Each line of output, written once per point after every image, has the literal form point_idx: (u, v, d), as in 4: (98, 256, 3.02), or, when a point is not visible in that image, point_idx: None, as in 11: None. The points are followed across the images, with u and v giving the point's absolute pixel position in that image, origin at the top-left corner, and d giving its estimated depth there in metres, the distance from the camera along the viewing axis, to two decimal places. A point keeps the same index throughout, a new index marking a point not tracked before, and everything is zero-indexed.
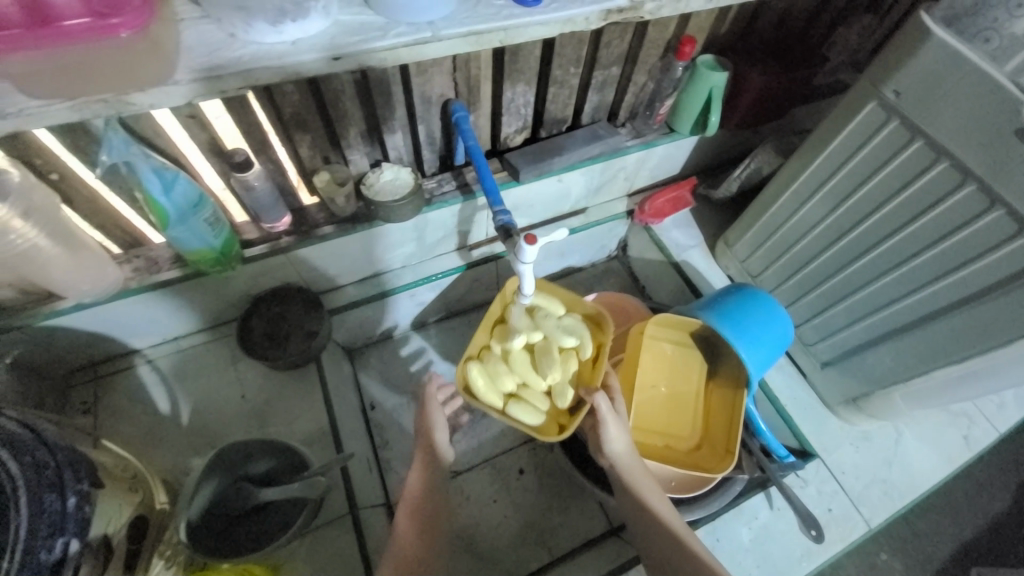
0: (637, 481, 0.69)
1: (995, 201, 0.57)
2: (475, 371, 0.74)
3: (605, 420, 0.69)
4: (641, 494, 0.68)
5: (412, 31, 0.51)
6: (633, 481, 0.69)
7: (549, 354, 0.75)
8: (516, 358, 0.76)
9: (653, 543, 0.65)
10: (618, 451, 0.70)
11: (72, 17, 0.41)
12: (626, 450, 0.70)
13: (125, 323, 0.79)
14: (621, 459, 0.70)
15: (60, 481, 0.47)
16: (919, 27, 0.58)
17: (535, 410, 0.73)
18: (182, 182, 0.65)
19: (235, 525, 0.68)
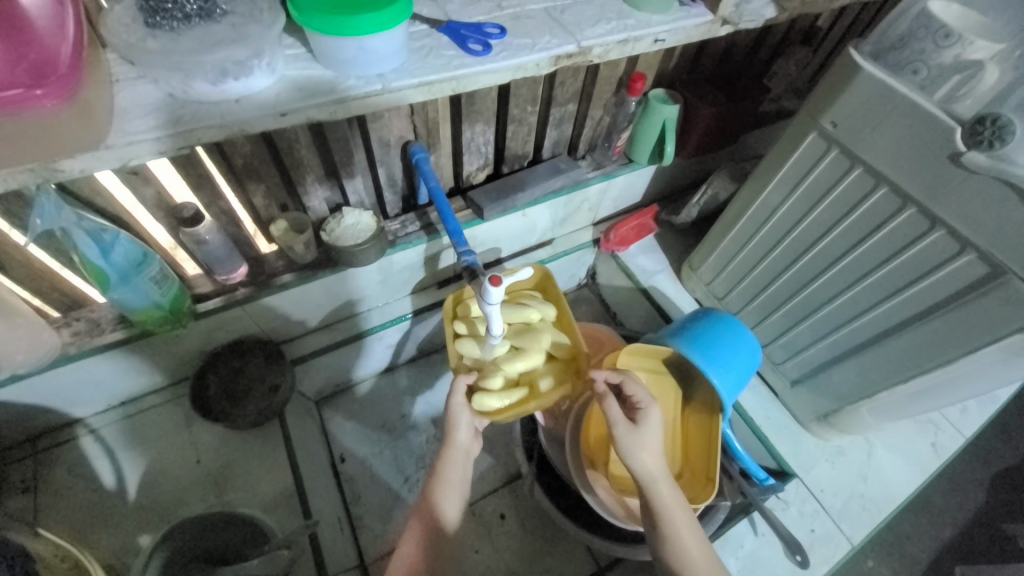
0: (666, 506, 0.62)
1: (935, 222, 0.60)
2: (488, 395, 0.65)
3: (643, 436, 0.65)
4: (670, 523, 0.62)
5: (363, 83, 0.51)
6: (665, 508, 0.62)
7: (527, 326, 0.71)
8: (506, 352, 0.69)
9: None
10: (648, 468, 0.64)
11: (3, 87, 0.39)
12: (658, 471, 0.64)
13: (65, 392, 0.73)
14: (651, 478, 0.63)
15: None
16: (848, 64, 0.62)
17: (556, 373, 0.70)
18: (123, 241, 0.62)
19: None
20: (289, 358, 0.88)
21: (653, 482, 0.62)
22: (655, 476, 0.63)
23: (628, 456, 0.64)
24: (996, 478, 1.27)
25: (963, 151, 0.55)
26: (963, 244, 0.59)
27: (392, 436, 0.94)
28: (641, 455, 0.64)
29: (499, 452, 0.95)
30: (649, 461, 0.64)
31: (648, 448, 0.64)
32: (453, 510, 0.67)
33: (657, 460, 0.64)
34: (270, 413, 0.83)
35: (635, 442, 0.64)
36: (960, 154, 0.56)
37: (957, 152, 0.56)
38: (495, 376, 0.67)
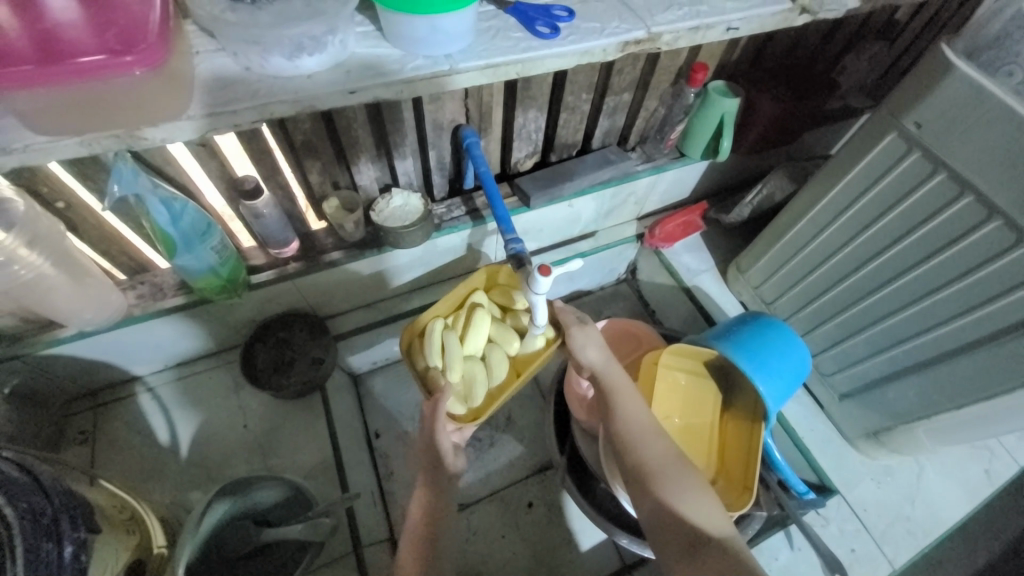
0: (614, 386, 0.66)
1: (1022, 237, 0.56)
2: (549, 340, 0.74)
3: (578, 326, 0.69)
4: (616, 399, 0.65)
5: (430, 64, 0.50)
6: (613, 386, 0.66)
7: (468, 326, 0.76)
8: (498, 346, 0.76)
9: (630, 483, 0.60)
10: (595, 359, 0.68)
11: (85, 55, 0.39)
12: (602, 359, 0.68)
13: (127, 350, 0.77)
14: (600, 369, 0.67)
15: (57, 529, 0.45)
16: (939, 61, 0.58)
17: (508, 291, 0.79)
18: (190, 211, 0.64)
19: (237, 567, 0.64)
20: (332, 334, 0.90)
21: (600, 366, 0.67)
22: (605, 367, 0.68)
23: (578, 346, 0.68)
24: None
25: None
26: None
27: None
28: (592, 347, 0.68)
29: (530, 441, 0.95)
30: (600, 355, 0.68)
31: (600, 342, 0.69)
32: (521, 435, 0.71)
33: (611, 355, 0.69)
34: (312, 385, 0.86)
35: (585, 336, 0.69)
36: None
37: None
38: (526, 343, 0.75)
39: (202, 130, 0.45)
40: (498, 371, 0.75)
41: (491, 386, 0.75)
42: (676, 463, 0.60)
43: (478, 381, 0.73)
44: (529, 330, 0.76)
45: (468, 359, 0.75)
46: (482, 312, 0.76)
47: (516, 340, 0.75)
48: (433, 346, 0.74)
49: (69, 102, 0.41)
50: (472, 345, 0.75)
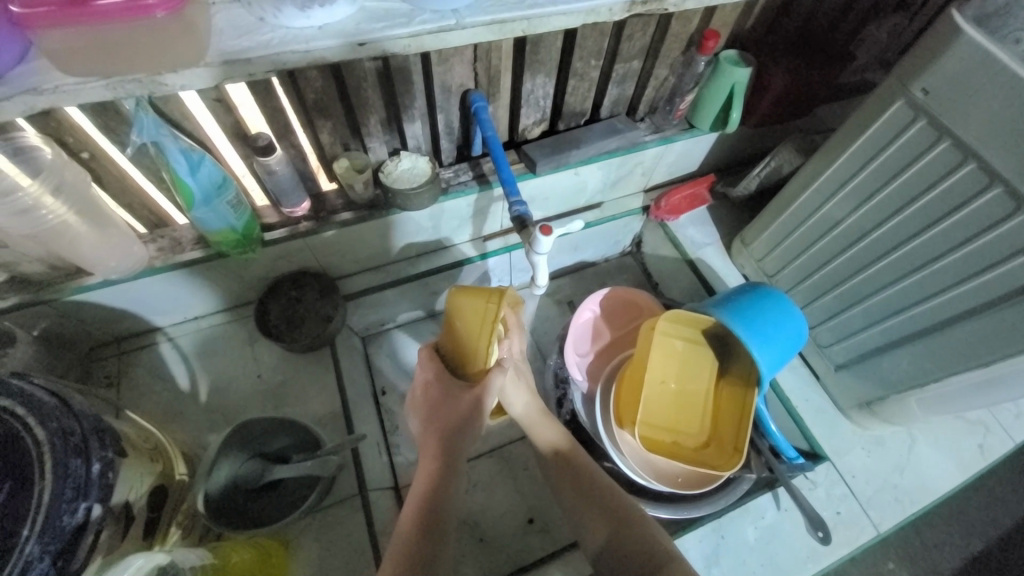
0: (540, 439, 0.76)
1: (1022, 204, 0.56)
2: None
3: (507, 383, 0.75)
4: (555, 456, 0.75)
5: (437, 18, 0.51)
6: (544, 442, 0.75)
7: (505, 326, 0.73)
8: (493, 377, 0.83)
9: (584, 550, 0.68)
10: (523, 413, 0.77)
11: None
12: (528, 410, 0.77)
13: (148, 300, 0.81)
14: (527, 421, 0.77)
15: (85, 448, 0.47)
16: (951, 25, 0.57)
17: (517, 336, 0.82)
18: (208, 164, 0.67)
19: (246, 504, 0.69)
20: (341, 293, 0.93)
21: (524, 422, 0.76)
22: (528, 412, 0.77)
23: (508, 403, 0.78)
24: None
25: None
26: None
27: None
28: (518, 399, 0.77)
29: None
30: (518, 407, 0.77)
31: (521, 392, 0.77)
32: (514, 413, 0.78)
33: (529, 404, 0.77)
34: (322, 341, 0.90)
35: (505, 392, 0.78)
36: None
37: None
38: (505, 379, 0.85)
39: (218, 78, 0.48)
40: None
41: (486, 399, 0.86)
42: (610, 493, 0.69)
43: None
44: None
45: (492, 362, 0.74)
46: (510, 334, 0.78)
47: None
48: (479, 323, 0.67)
49: (90, 45, 0.44)
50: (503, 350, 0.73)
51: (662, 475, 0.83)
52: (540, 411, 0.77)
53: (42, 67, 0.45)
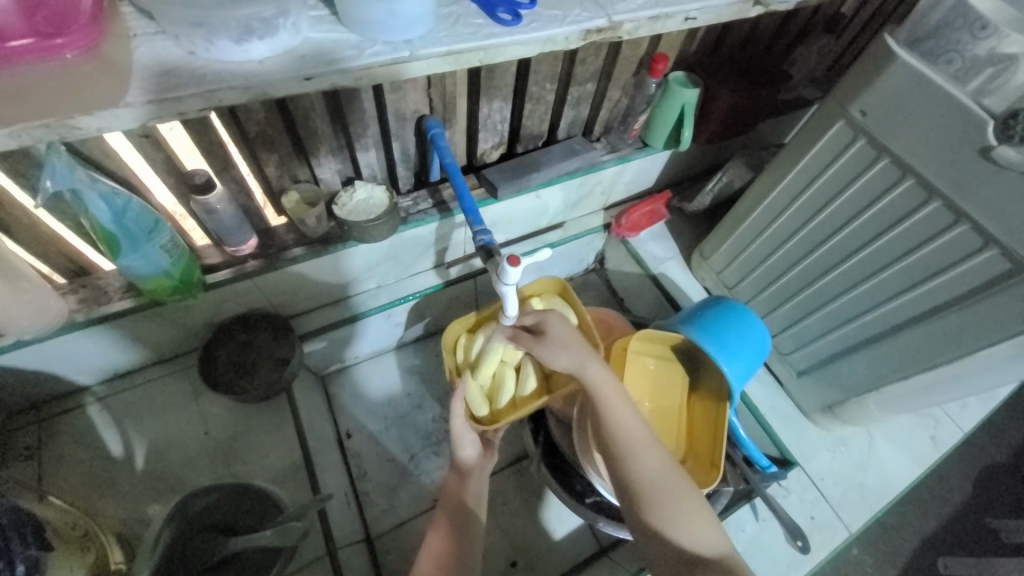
0: (597, 388, 0.65)
1: (959, 216, 0.59)
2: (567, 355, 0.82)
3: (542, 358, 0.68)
4: (603, 410, 0.64)
5: (390, 50, 0.49)
6: (598, 388, 0.65)
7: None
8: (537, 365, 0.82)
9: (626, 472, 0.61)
10: (566, 366, 0.67)
11: (16, 37, 0.39)
12: (577, 365, 0.67)
13: (70, 359, 0.72)
14: (575, 370, 0.66)
15: (6, 549, 0.42)
16: (882, 51, 0.61)
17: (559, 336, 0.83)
18: (135, 207, 0.60)
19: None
20: (297, 333, 0.87)
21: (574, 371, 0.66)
22: (582, 367, 0.66)
23: (547, 355, 0.67)
24: (985, 478, 1.29)
25: (994, 145, 0.54)
26: (986, 239, 0.58)
27: (397, 414, 0.93)
28: (559, 359, 0.67)
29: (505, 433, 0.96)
30: (572, 357, 0.66)
31: (565, 353, 0.67)
32: (559, 361, 0.67)
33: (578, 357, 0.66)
34: (277, 388, 0.83)
35: (546, 347, 0.68)
36: (992, 148, 0.55)
37: (988, 145, 0.55)
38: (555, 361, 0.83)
39: (143, 120, 0.42)
40: (527, 379, 0.82)
41: (518, 398, 0.81)
42: (663, 475, 0.61)
43: (506, 385, 0.80)
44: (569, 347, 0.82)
45: (503, 363, 0.81)
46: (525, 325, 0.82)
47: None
48: (475, 344, 0.82)
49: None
50: (513, 350, 0.81)
51: None
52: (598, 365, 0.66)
53: None
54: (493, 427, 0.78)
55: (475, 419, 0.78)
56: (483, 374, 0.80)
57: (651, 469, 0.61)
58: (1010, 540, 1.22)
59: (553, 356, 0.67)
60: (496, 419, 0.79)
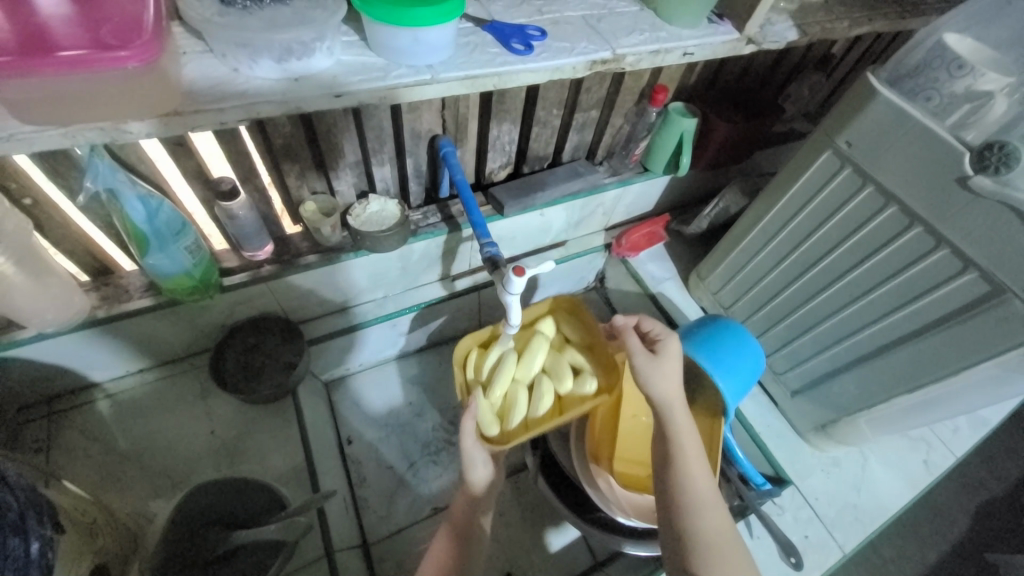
0: (681, 425, 0.63)
1: (941, 241, 0.63)
2: (585, 378, 0.79)
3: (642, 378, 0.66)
4: (681, 447, 0.62)
5: (413, 72, 0.54)
6: (681, 424, 0.63)
7: (526, 351, 0.83)
8: (559, 383, 0.80)
9: (679, 504, 0.59)
10: (663, 392, 0.65)
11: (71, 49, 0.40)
12: (671, 397, 0.65)
13: (87, 354, 0.74)
14: (665, 402, 0.64)
15: (23, 525, 0.44)
16: (866, 87, 0.65)
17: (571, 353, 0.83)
18: (167, 209, 0.64)
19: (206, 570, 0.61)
20: (306, 338, 0.90)
21: (668, 400, 0.64)
22: (673, 404, 0.64)
23: (646, 378, 0.66)
24: (980, 508, 1.29)
25: (971, 174, 0.58)
26: (966, 263, 0.61)
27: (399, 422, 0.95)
28: (659, 386, 0.65)
29: (503, 444, 0.97)
30: (669, 389, 0.65)
31: (666, 382, 0.65)
32: (655, 389, 0.65)
33: (671, 392, 0.65)
34: (284, 390, 0.85)
35: (652, 368, 0.66)
36: (968, 177, 0.59)
37: (965, 175, 0.59)
38: (575, 381, 0.80)
39: (188, 127, 0.46)
40: (541, 401, 0.79)
41: (532, 418, 0.78)
42: (725, 531, 0.57)
43: (519, 405, 0.78)
44: (582, 369, 0.81)
45: (516, 382, 0.81)
46: (538, 341, 0.83)
47: (567, 374, 0.80)
48: (486, 361, 0.82)
49: (54, 97, 0.42)
50: (526, 370, 0.81)
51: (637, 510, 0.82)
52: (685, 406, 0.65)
53: None
54: (506, 448, 0.74)
55: (485, 440, 0.75)
56: (495, 392, 0.79)
57: (710, 513, 0.58)
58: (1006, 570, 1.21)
59: (652, 381, 0.66)
60: (510, 437, 0.76)
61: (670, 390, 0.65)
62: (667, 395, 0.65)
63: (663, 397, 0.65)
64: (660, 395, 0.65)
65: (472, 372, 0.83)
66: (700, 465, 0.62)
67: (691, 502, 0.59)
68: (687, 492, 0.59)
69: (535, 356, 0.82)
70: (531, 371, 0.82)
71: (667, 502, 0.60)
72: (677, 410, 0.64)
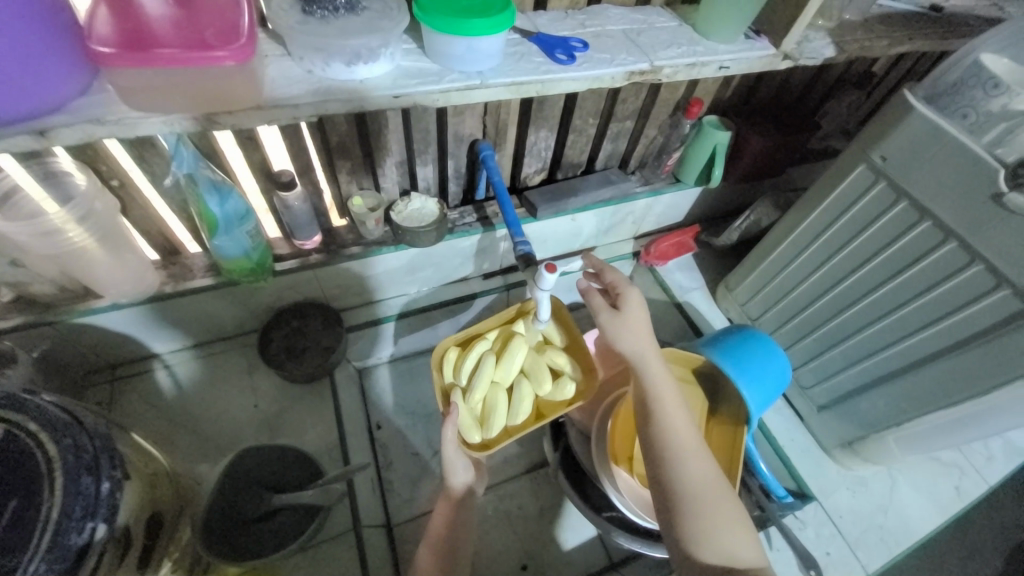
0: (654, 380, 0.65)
1: (975, 257, 0.63)
2: (565, 384, 0.80)
3: (611, 334, 0.68)
4: (657, 401, 0.64)
5: (463, 78, 0.58)
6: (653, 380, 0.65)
7: (503, 352, 0.82)
8: (540, 389, 0.80)
9: (663, 457, 0.61)
10: (631, 347, 0.67)
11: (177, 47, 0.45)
12: (640, 350, 0.67)
13: (152, 325, 0.81)
14: (635, 355, 0.67)
15: (96, 466, 0.47)
16: (901, 103, 0.67)
17: (554, 356, 0.82)
18: (235, 196, 0.71)
19: (248, 527, 0.67)
20: (345, 325, 0.96)
21: (638, 353, 0.66)
22: (643, 357, 0.66)
23: (613, 334, 0.68)
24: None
25: (1005, 191, 0.58)
26: (999, 280, 0.61)
27: None
28: (626, 340, 0.67)
29: (525, 439, 0.99)
30: (636, 341, 0.67)
31: (632, 336, 0.67)
32: (624, 343, 0.68)
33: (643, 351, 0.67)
34: (322, 372, 0.90)
35: (616, 324, 0.68)
36: (1002, 195, 0.59)
37: (1000, 192, 0.59)
38: (555, 385, 0.80)
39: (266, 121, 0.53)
40: (520, 407, 0.78)
41: (510, 423, 0.78)
42: (712, 481, 0.59)
43: (499, 412, 0.77)
44: (560, 372, 0.81)
45: (494, 386, 0.80)
46: (516, 342, 0.81)
47: (545, 378, 0.80)
48: (466, 363, 0.81)
49: (158, 84, 0.48)
50: (504, 373, 0.80)
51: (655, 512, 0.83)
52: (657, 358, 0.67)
53: (106, 99, 0.49)
54: (487, 454, 0.75)
55: (467, 446, 0.75)
56: (473, 398, 0.78)
57: (693, 462, 0.60)
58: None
59: (622, 336, 0.67)
60: (489, 445, 0.76)
61: (635, 341, 0.67)
62: (632, 348, 0.67)
63: (631, 351, 0.67)
64: (626, 349, 0.67)
65: (449, 373, 0.82)
66: (678, 418, 0.63)
67: (674, 453, 0.61)
68: (669, 445, 0.61)
69: (513, 358, 0.81)
70: (511, 375, 0.81)
71: (650, 457, 0.62)
72: (647, 361, 0.66)
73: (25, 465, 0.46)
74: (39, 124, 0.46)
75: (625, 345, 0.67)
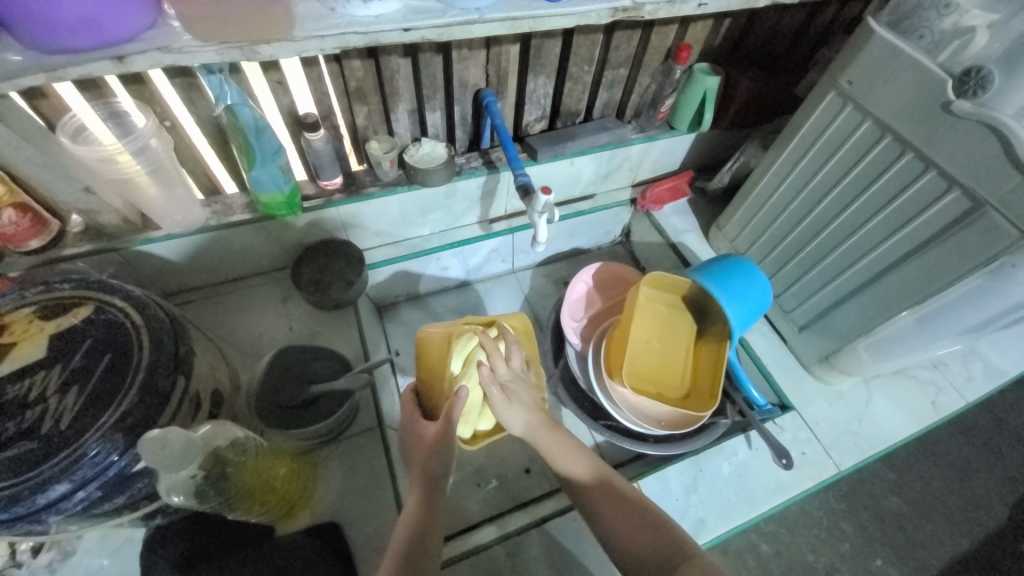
0: (538, 435, 0.70)
1: (929, 163, 0.69)
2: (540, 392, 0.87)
3: (495, 402, 0.72)
4: (548, 450, 0.68)
5: (464, 13, 0.66)
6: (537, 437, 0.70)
7: None
8: None
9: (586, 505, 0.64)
10: (520, 425, 0.71)
11: None
12: (524, 417, 0.71)
13: (200, 256, 0.93)
14: (529, 434, 0.70)
15: (175, 331, 0.60)
16: (866, 30, 0.72)
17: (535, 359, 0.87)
18: (269, 133, 0.80)
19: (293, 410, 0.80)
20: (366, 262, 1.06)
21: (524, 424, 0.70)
22: (528, 420, 0.71)
23: (507, 423, 0.72)
24: (960, 473, 1.40)
25: (953, 100, 0.65)
26: (950, 183, 0.67)
27: None
28: (516, 419, 0.71)
29: None
30: (514, 410, 0.71)
31: (519, 408, 0.71)
32: (514, 423, 0.71)
33: (534, 419, 0.71)
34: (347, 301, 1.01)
35: (504, 413, 0.72)
36: (951, 103, 0.65)
37: (948, 101, 0.65)
38: None
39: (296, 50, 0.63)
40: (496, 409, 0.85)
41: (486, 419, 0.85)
42: (629, 504, 0.62)
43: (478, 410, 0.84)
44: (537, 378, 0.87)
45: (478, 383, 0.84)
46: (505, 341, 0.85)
47: None
48: (460, 349, 0.82)
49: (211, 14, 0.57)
50: None
51: (648, 418, 0.91)
52: (541, 420, 0.70)
53: (169, 31, 0.59)
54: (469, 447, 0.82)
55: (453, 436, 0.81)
56: None
57: (597, 495, 0.64)
58: (977, 522, 1.33)
59: (502, 405, 0.72)
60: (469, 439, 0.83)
61: (511, 397, 0.72)
62: (514, 402, 0.72)
63: (508, 414, 0.71)
64: (512, 420, 0.71)
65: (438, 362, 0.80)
66: (575, 459, 0.67)
67: (586, 496, 0.64)
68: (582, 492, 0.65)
69: None
70: None
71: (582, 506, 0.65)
72: (541, 416, 0.71)
73: (116, 332, 0.58)
74: (119, 50, 0.57)
75: (520, 427, 0.71)
